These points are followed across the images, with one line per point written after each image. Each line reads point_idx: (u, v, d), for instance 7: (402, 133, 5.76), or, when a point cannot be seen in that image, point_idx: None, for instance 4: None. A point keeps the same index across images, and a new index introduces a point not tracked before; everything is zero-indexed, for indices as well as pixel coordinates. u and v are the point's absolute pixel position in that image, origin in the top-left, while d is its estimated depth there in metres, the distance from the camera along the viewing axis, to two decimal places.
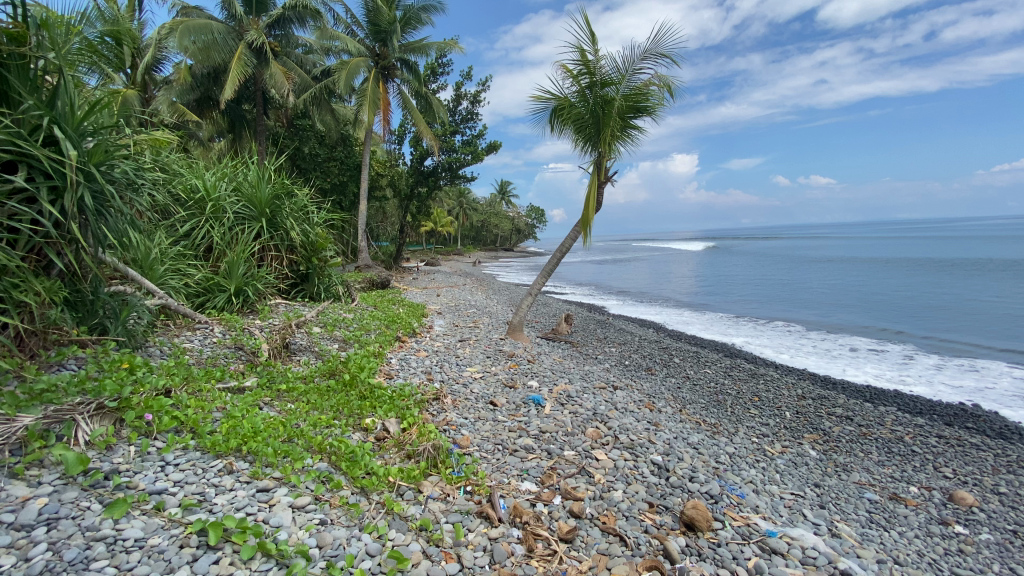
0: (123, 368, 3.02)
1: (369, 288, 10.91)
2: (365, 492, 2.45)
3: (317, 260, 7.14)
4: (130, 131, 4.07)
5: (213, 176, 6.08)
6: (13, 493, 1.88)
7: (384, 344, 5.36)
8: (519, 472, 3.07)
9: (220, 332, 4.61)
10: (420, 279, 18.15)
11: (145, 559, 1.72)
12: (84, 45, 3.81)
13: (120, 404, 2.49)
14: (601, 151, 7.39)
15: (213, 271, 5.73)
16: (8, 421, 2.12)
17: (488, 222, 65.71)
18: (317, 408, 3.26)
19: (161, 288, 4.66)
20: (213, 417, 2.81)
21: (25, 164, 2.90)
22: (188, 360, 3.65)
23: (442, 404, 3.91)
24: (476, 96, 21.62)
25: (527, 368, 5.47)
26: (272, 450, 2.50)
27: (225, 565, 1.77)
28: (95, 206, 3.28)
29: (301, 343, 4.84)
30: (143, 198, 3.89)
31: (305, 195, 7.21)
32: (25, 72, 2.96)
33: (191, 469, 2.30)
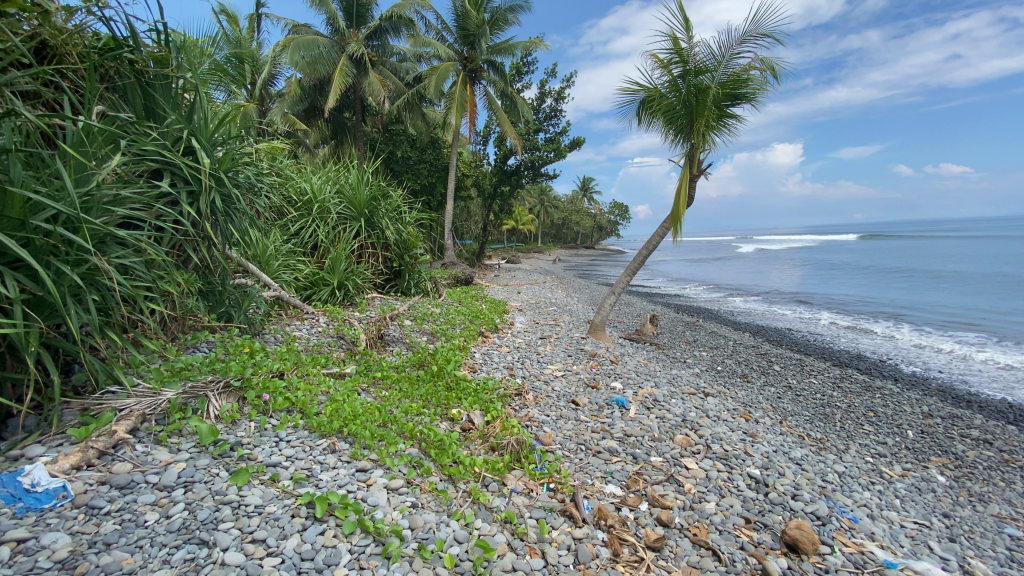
0: (244, 352, 3.39)
1: (454, 285, 11.30)
2: (452, 479, 2.54)
3: (409, 258, 7.53)
4: (250, 140, 4.53)
5: (320, 181, 6.62)
6: (157, 457, 2.19)
7: (468, 338, 5.52)
8: (604, 474, 3.01)
9: (324, 322, 5.01)
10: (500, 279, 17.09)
11: (263, 524, 1.91)
12: (214, 66, 4.30)
13: (243, 384, 2.81)
14: (693, 143, 7.04)
15: (319, 266, 6.25)
16: (155, 394, 2.49)
17: (569, 220, 65.22)
18: (408, 397, 3.43)
19: (277, 281, 5.16)
20: (319, 399, 3.06)
21: (169, 171, 3.31)
22: (298, 347, 4.01)
23: (524, 400, 3.93)
24: (561, 93, 21.60)
25: (610, 369, 5.35)
26: (370, 433, 2.68)
27: (330, 536, 1.91)
28: (224, 208, 3.71)
29: (394, 335, 5.13)
30: (262, 200, 4.34)
31: (398, 196, 7.61)
32: (168, 91, 3.48)
33: (301, 446, 2.52)
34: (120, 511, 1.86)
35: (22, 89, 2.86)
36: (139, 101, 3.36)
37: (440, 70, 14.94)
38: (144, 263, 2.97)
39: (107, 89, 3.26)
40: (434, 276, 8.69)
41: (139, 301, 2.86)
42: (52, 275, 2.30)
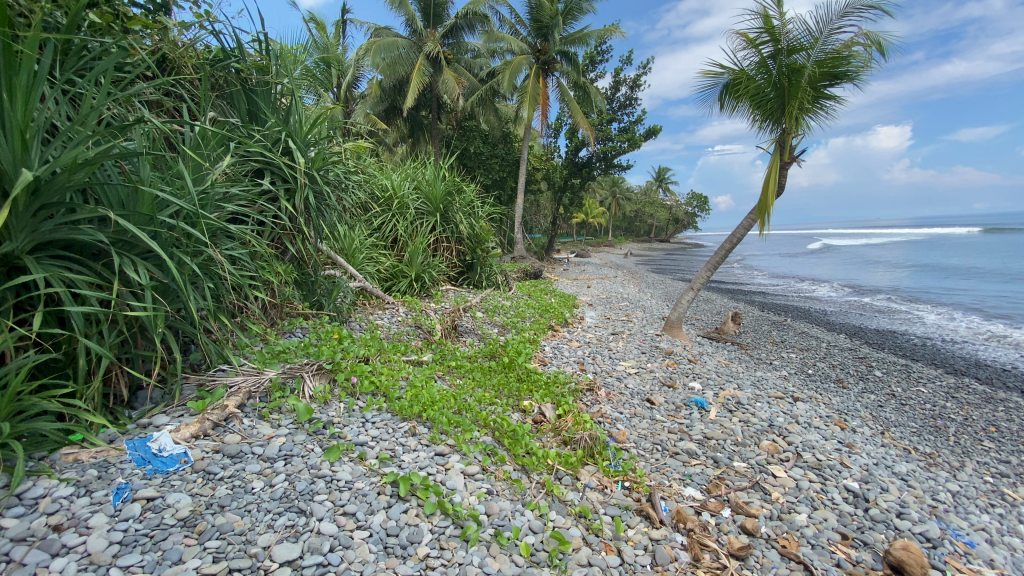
0: (333, 338, 3.63)
1: (524, 279, 11.35)
2: (526, 470, 2.57)
3: (481, 251, 7.68)
4: (338, 139, 4.81)
5: (400, 178, 6.89)
6: (261, 431, 2.41)
7: (538, 331, 5.53)
8: (682, 476, 2.91)
9: (404, 312, 5.24)
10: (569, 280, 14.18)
11: (352, 499, 2.04)
12: (307, 72, 4.62)
13: (333, 367, 3.03)
14: (784, 128, 6.54)
15: (398, 259, 6.54)
16: (260, 374, 2.76)
17: (642, 213, 63.21)
18: (481, 386, 3.50)
19: (361, 273, 5.46)
20: (400, 384, 3.21)
21: (269, 170, 3.61)
22: (380, 335, 4.22)
23: (596, 396, 3.87)
24: (636, 81, 20.95)
25: (688, 368, 5.13)
26: (447, 419, 2.77)
27: (412, 515, 2.00)
28: (317, 204, 3.99)
29: (467, 326, 5.25)
30: (349, 196, 4.61)
31: (472, 190, 7.77)
32: (268, 96, 3.80)
33: (384, 428, 2.66)
34: (231, 477, 2.07)
35: (150, 99, 3.24)
36: (245, 107, 3.70)
37: (513, 64, 15.02)
38: (249, 254, 3.27)
39: (219, 98, 3.63)
40: (505, 270, 8.79)
41: (244, 289, 3.16)
42: (175, 264, 2.59)
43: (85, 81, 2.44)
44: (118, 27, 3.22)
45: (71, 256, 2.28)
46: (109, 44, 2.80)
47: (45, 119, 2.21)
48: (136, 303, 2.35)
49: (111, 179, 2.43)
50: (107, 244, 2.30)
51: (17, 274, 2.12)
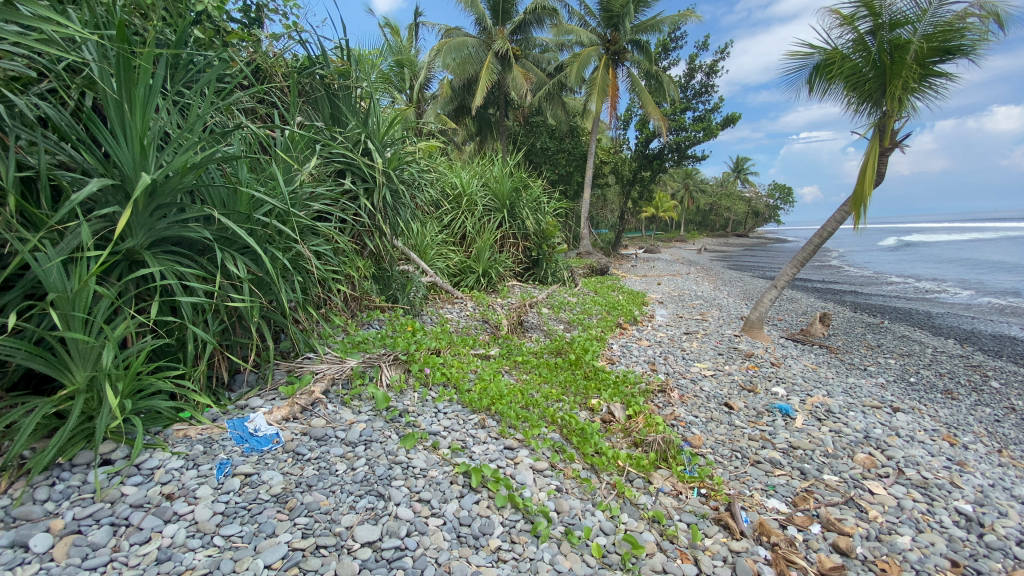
0: (407, 330, 3.78)
1: (591, 275, 11.16)
2: (596, 470, 2.52)
3: (547, 247, 7.65)
4: (412, 138, 4.98)
5: (468, 175, 7.01)
6: (344, 416, 2.56)
7: (606, 329, 5.41)
8: (764, 487, 2.74)
9: (472, 307, 5.33)
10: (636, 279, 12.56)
11: (427, 486, 2.10)
12: (382, 76, 4.83)
13: (408, 358, 3.15)
14: (885, 110, 5.93)
15: (466, 255, 6.66)
16: (342, 362, 2.93)
17: (716, 207, 60.08)
18: (549, 382, 3.47)
19: (432, 268, 5.62)
20: (469, 377, 3.27)
21: (350, 170, 3.81)
22: (450, 328, 4.33)
23: (669, 398, 3.71)
24: (713, 67, 19.93)
25: (770, 372, 4.81)
26: (515, 414, 2.79)
27: (484, 507, 2.03)
28: (393, 202, 4.16)
29: (534, 321, 5.26)
30: (421, 194, 4.76)
31: (538, 185, 7.76)
32: (349, 99, 4.01)
33: (455, 419, 2.72)
34: (317, 458, 2.21)
35: (246, 107, 3.52)
36: (329, 110, 3.93)
37: (582, 58, 14.80)
38: (332, 250, 3.47)
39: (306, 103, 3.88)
40: (572, 266, 8.69)
41: (328, 282, 3.36)
42: (268, 259, 2.80)
43: (192, 92, 2.68)
44: (219, 42, 3.52)
45: (181, 251, 2.54)
46: (212, 58, 3.06)
47: (160, 128, 2.46)
48: (235, 294, 2.57)
49: (215, 181, 2.66)
50: (212, 240, 2.54)
51: (138, 268, 2.38)
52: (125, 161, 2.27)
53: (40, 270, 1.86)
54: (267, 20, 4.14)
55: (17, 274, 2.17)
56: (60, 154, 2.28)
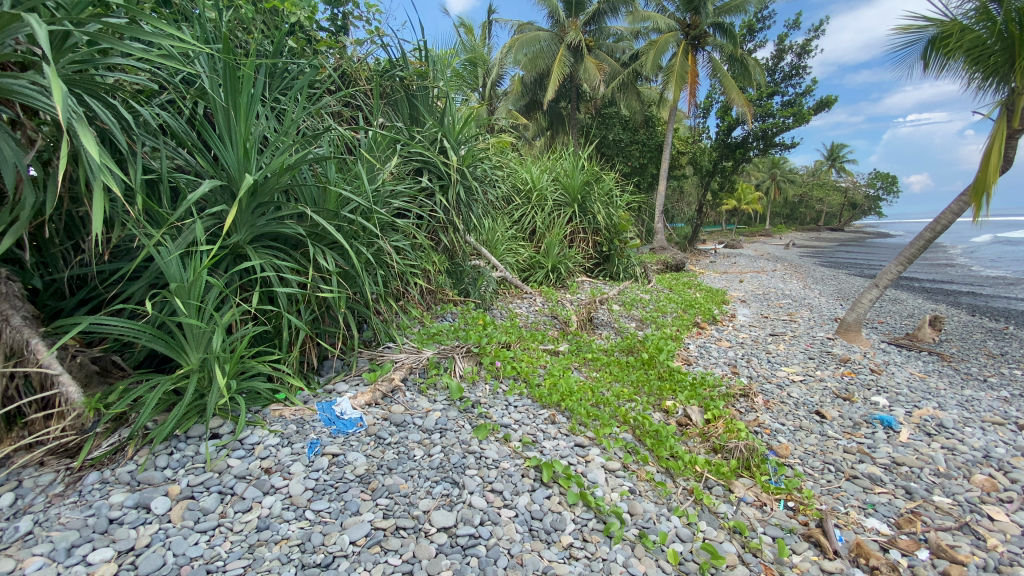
0: (479, 323, 3.85)
1: (666, 271, 10.73)
2: (671, 474, 2.43)
3: (619, 242, 7.46)
4: (485, 135, 5.05)
5: (539, 171, 7.00)
6: (420, 404, 2.67)
7: (682, 328, 5.19)
8: (860, 504, 2.50)
9: (541, 302, 5.31)
10: (714, 279, 11.14)
11: (499, 477, 2.14)
12: (457, 75, 4.95)
13: (480, 351, 3.22)
14: (1017, 85, 5.18)
15: (536, 250, 6.65)
16: (418, 353, 3.05)
17: (806, 198, 55.50)
18: (621, 380, 3.37)
19: (502, 263, 5.68)
20: (539, 371, 3.27)
21: (427, 168, 3.96)
22: (519, 322, 4.35)
23: (751, 403, 3.50)
24: (805, 47, 18.42)
25: (870, 380, 4.37)
26: (586, 411, 2.74)
27: (556, 502, 2.03)
28: (467, 198, 4.27)
29: (604, 318, 5.16)
30: (494, 190, 4.84)
31: (611, 178, 7.58)
32: (427, 99, 4.15)
33: (526, 413, 2.74)
34: (397, 443, 2.32)
35: (334, 110, 3.75)
36: (407, 111, 4.10)
37: (658, 45, 14.35)
38: (410, 245, 3.62)
39: (387, 104, 4.08)
40: (645, 262, 8.41)
41: (406, 276, 3.51)
42: (353, 253, 2.98)
43: (288, 98, 2.90)
44: (310, 50, 3.78)
45: (278, 246, 2.77)
46: (304, 65, 3.28)
47: (260, 132, 2.69)
48: (324, 286, 2.75)
49: (307, 181, 2.87)
50: (304, 235, 2.75)
51: (241, 261, 2.62)
52: (231, 162, 2.51)
53: (163, 262, 2.10)
54: (352, 27, 4.38)
55: (144, 266, 2.47)
56: (178, 159, 2.57)
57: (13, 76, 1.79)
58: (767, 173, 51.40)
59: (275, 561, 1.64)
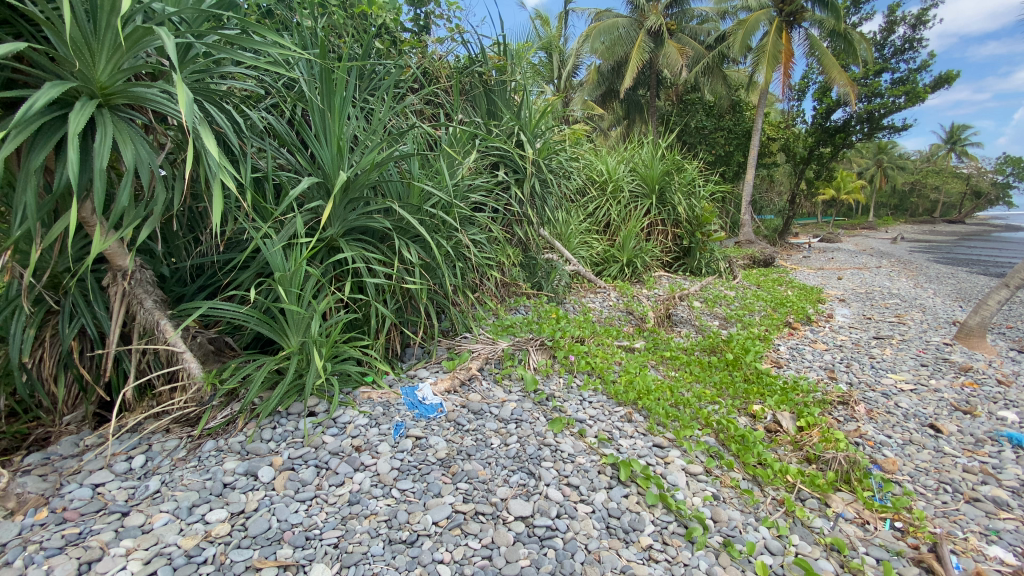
0: (552, 317, 3.83)
1: (752, 266, 10.06)
2: (759, 482, 2.29)
3: (701, 235, 7.09)
4: (561, 127, 5.01)
5: (616, 162, 6.83)
6: (496, 394, 2.72)
7: (770, 328, 4.84)
8: (984, 531, 2.22)
9: (616, 297, 5.18)
10: (811, 279, 9.71)
11: (575, 472, 2.13)
12: (533, 68, 4.95)
13: (554, 344, 3.22)
14: None
15: (610, 244, 6.50)
16: (494, 344, 3.11)
17: (918, 187, 49.55)
18: (701, 381, 3.22)
19: (576, 257, 5.61)
20: (615, 368, 3.20)
21: (504, 161, 4.02)
22: (593, 317, 4.28)
23: (851, 411, 3.20)
24: (921, 17, 16.44)
25: (997, 393, 3.84)
26: (665, 411, 2.65)
27: (634, 502, 1.99)
28: (542, 191, 4.28)
29: (684, 315, 4.94)
30: (569, 182, 4.79)
31: (693, 168, 7.22)
32: (504, 93, 4.19)
33: (601, 409, 2.70)
34: (474, 430, 2.39)
35: (416, 108, 3.89)
36: (486, 105, 4.17)
37: (748, 25, 13.57)
38: (487, 238, 3.69)
39: (466, 99, 4.18)
40: (730, 256, 7.94)
41: (483, 268, 3.59)
42: (434, 246, 3.10)
43: (376, 98, 3.05)
44: (395, 51, 3.94)
45: (367, 239, 2.94)
46: (390, 66, 3.44)
47: (351, 131, 2.85)
48: (408, 277, 2.89)
49: (393, 177, 3.00)
50: (390, 229, 2.90)
51: (335, 253, 2.81)
52: (326, 160, 2.68)
53: (269, 253, 2.30)
54: (434, 26, 4.51)
55: (251, 257, 2.72)
56: (280, 158, 2.80)
57: (148, 85, 2.00)
58: (870, 159, 46.51)
59: (365, 534, 1.77)
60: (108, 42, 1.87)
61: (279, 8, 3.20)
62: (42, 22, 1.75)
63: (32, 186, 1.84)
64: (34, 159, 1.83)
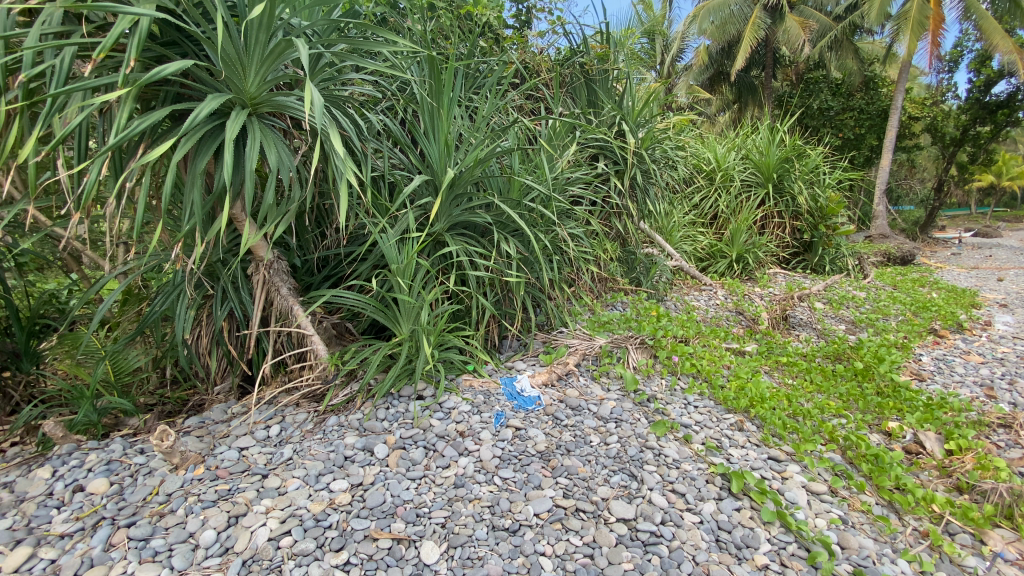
0: (652, 315, 3.69)
1: (886, 264, 8.89)
2: (896, 509, 2.04)
3: (825, 228, 6.40)
4: (666, 115, 4.79)
5: (724, 149, 6.39)
6: (595, 391, 2.68)
7: (910, 335, 4.25)
8: None
9: (723, 295, 4.85)
10: (963, 280, 8.28)
11: (681, 479, 2.04)
12: (636, 54, 4.78)
13: (656, 344, 3.11)
14: None
15: (717, 238, 6.10)
16: (593, 341, 3.08)
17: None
18: (824, 392, 2.91)
19: (678, 252, 5.35)
20: (723, 371, 3.00)
21: (604, 153, 3.94)
22: (698, 317, 4.05)
23: (1018, 438, 2.72)
24: None
25: None
26: (782, 421, 2.43)
27: (747, 516, 1.87)
28: (644, 182, 4.13)
29: (803, 318, 4.50)
30: (674, 173, 4.57)
31: (816, 154, 6.54)
32: (606, 82, 4.10)
33: (708, 415, 2.55)
34: (573, 426, 2.37)
35: (518, 103, 3.93)
36: (586, 96, 4.11)
37: None
38: (585, 232, 3.64)
39: (566, 91, 4.15)
40: (859, 252, 7.07)
41: (580, 263, 3.55)
42: (534, 240, 3.13)
43: (480, 96, 3.13)
44: (498, 47, 4.01)
45: (470, 233, 3.05)
46: (494, 63, 3.51)
47: (458, 129, 2.96)
48: (508, 270, 2.95)
49: (495, 172, 3.07)
50: (492, 223, 2.97)
51: (441, 246, 2.94)
52: (434, 157, 2.81)
53: (385, 246, 2.47)
54: (536, 20, 4.51)
55: (369, 250, 2.94)
56: (394, 158, 2.98)
57: (287, 93, 2.24)
58: None
59: (470, 517, 1.84)
60: (256, 55, 2.10)
61: (392, 14, 3.40)
62: (204, 41, 2.02)
63: (198, 186, 2.13)
64: (199, 163, 2.12)
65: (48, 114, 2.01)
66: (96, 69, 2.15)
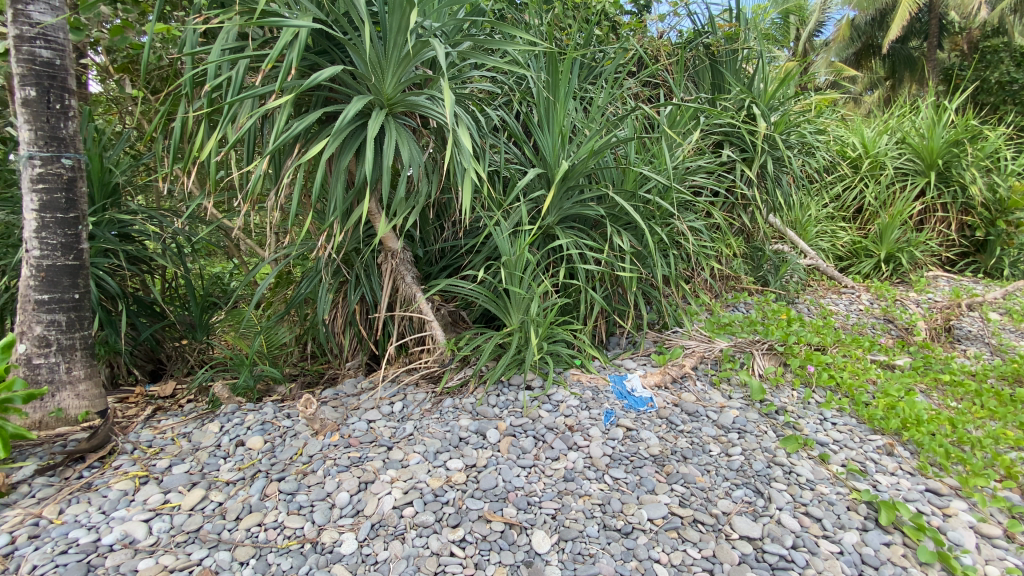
0: (781, 318, 3.39)
1: None
2: None
3: (1006, 223, 5.36)
4: (803, 97, 4.33)
5: (872, 133, 5.65)
6: (714, 398, 2.54)
7: None
8: None
9: (868, 300, 4.30)
10: None
11: (815, 501, 1.87)
12: (769, 31, 4.37)
13: (787, 350, 2.85)
14: None
15: (861, 234, 5.44)
16: (713, 344, 2.91)
17: None
18: (1004, 420, 2.47)
19: (813, 249, 4.84)
20: (869, 387, 2.68)
21: (728, 140, 3.68)
22: (836, 323, 3.63)
23: None
24: None
25: None
26: (944, 449, 2.11)
27: (897, 553, 1.66)
28: (774, 171, 3.79)
29: (972, 330, 3.84)
30: (812, 161, 4.13)
31: (997, 134, 5.49)
32: (733, 65, 3.81)
33: (849, 434, 2.30)
34: (690, 432, 2.27)
35: (635, 92, 3.79)
36: (710, 79, 3.87)
37: None
38: (706, 226, 3.43)
39: (688, 76, 3.97)
40: None
41: (699, 259, 3.36)
42: (648, 234, 3.02)
43: (597, 85, 3.07)
44: (615, 34, 3.89)
45: (582, 226, 3.02)
46: (613, 51, 3.42)
47: (573, 121, 2.93)
48: (620, 265, 2.88)
49: (609, 164, 3.00)
50: (604, 216, 2.92)
51: (552, 239, 2.96)
52: (548, 149, 2.81)
53: (499, 238, 2.53)
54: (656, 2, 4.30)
55: (484, 241, 3.05)
56: (509, 151, 3.04)
57: (418, 93, 2.37)
58: None
59: (580, 512, 1.85)
60: (393, 58, 2.25)
61: (511, 10, 3.44)
62: (351, 46, 2.22)
63: (342, 182, 2.36)
64: (343, 160, 2.34)
65: (227, 120, 2.34)
66: (262, 79, 2.45)
